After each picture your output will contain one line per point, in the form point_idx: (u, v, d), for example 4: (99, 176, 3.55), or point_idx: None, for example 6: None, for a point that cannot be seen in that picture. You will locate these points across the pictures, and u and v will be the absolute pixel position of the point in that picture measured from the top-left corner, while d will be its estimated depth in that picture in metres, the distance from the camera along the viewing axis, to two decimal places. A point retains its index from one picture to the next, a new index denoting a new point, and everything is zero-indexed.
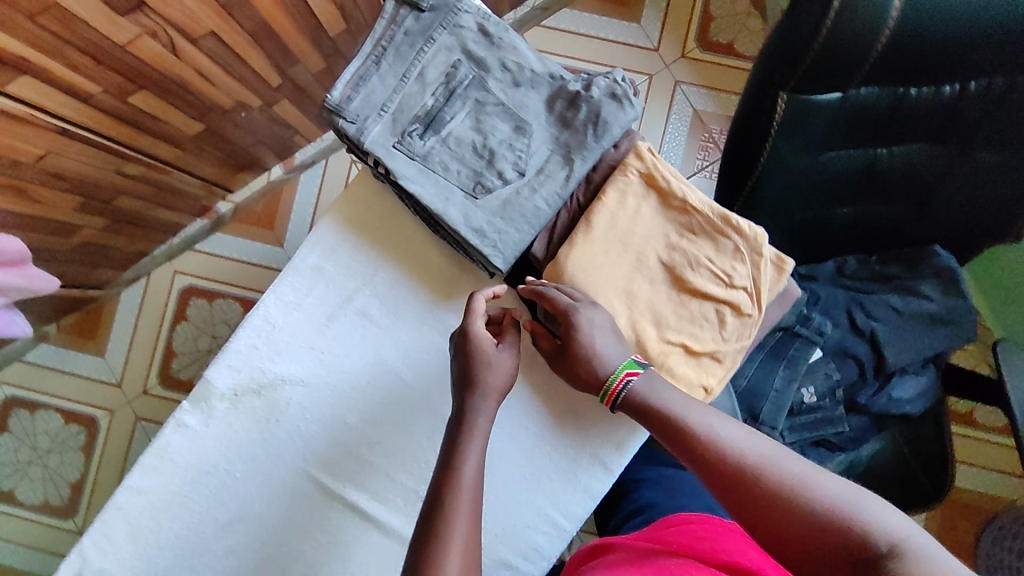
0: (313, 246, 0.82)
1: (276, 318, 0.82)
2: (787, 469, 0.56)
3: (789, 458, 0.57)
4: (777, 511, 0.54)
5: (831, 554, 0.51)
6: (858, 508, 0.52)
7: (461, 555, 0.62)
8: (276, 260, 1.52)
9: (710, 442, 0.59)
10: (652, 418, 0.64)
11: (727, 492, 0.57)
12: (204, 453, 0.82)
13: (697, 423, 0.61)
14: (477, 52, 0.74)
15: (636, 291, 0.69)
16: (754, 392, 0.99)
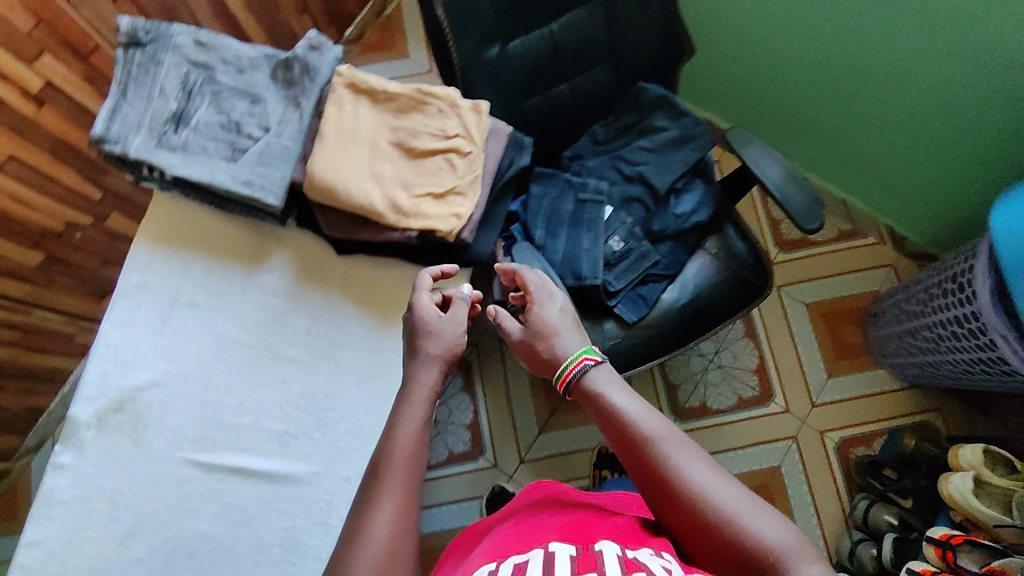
0: (131, 268, 0.93)
1: (118, 339, 0.91)
2: (701, 472, 0.71)
3: (700, 460, 0.72)
4: (687, 502, 0.69)
5: (721, 546, 0.67)
6: (752, 516, 0.67)
7: (393, 508, 0.64)
8: None
9: (643, 437, 0.74)
10: (602, 410, 0.79)
11: (648, 479, 0.72)
12: (87, 483, 0.87)
13: (635, 420, 0.76)
14: (199, 58, 0.90)
15: (382, 170, 0.84)
16: (572, 258, 1.14)
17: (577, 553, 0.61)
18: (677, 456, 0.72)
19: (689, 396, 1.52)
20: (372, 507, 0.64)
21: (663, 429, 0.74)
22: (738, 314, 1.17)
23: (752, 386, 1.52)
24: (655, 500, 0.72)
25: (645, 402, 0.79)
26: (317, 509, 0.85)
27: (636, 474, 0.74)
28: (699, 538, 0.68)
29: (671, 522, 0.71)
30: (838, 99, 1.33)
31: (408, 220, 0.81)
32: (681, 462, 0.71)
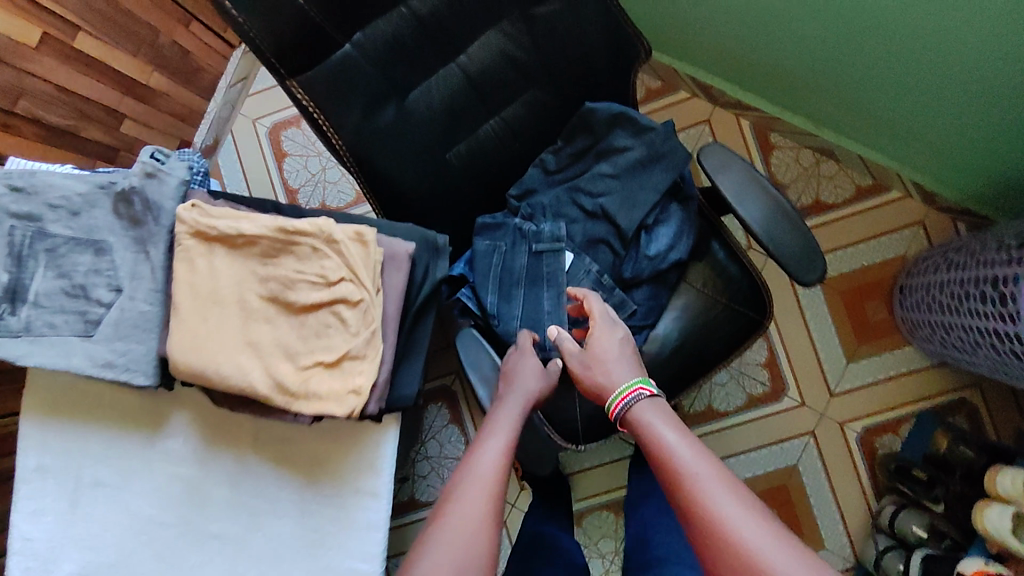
0: (24, 450, 0.82)
1: (29, 531, 0.82)
2: (747, 519, 0.64)
3: (744, 509, 0.66)
4: (727, 551, 0.63)
5: None
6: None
7: (464, 523, 0.69)
8: None
9: (683, 474, 0.70)
10: (648, 443, 0.76)
11: (689, 521, 0.68)
12: None
13: (679, 456, 0.71)
14: (21, 208, 0.72)
15: (257, 337, 0.68)
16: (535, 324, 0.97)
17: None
18: (719, 499, 0.66)
19: (694, 402, 1.39)
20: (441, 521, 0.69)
21: (705, 470, 0.69)
22: (732, 357, 1.03)
23: (762, 382, 1.38)
24: (698, 546, 0.66)
25: (693, 437, 0.74)
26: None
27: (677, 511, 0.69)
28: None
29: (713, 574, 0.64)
30: (842, 55, 1.06)
31: (298, 402, 0.66)
32: (724, 504, 0.66)
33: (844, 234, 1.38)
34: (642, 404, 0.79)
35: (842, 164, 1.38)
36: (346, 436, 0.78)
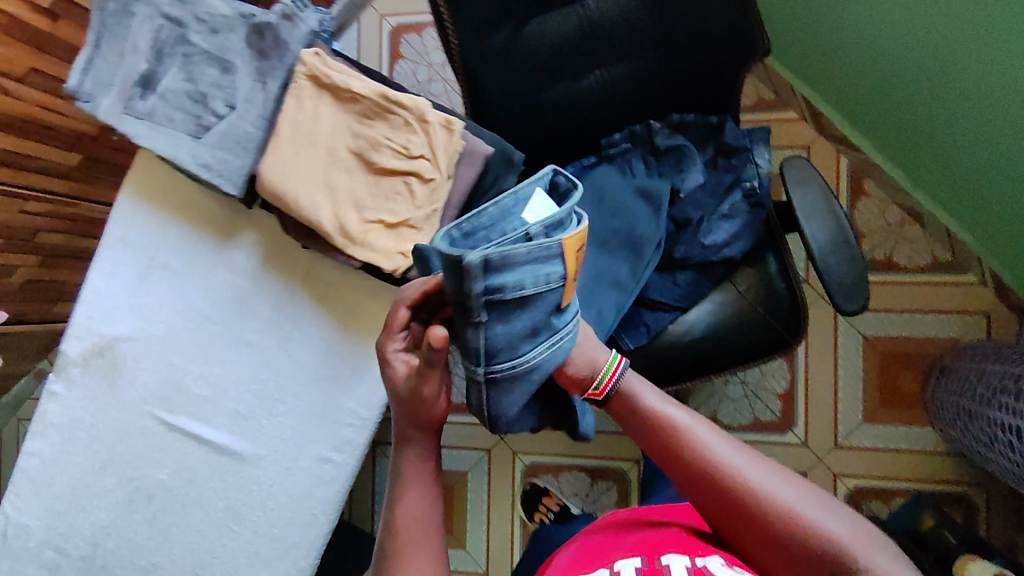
0: (115, 220, 0.94)
1: (102, 287, 0.94)
2: (779, 487, 0.65)
3: (757, 467, 0.67)
4: (762, 524, 0.64)
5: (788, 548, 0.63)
6: (837, 527, 0.63)
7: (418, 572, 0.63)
8: None
9: (699, 456, 0.68)
10: (637, 414, 0.71)
11: (707, 500, 0.67)
12: (72, 412, 0.95)
13: (682, 427, 0.69)
14: (173, 13, 0.82)
15: (335, 183, 0.76)
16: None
17: (641, 565, 0.62)
18: (744, 468, 0.66)
19: (701, 405, 1.41)
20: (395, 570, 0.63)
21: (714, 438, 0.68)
22: (751, 362, 1.04)
23: (773, 411, 1.39)
24: (719, 512, 0.66)
25: (683, 404, 0.72)
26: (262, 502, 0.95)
27: (692, 490, 0.68)
28: (777, 565, 0.64)
29: (743, 543, 0.66)
30: (961, 115, 1.05)
31: (354, 249, 0.74)
32: (753, 476, 0.66)
33: (900, 298, 1.36)
34: (625, 384, 0.71)
35: (926, 231, 1.35)
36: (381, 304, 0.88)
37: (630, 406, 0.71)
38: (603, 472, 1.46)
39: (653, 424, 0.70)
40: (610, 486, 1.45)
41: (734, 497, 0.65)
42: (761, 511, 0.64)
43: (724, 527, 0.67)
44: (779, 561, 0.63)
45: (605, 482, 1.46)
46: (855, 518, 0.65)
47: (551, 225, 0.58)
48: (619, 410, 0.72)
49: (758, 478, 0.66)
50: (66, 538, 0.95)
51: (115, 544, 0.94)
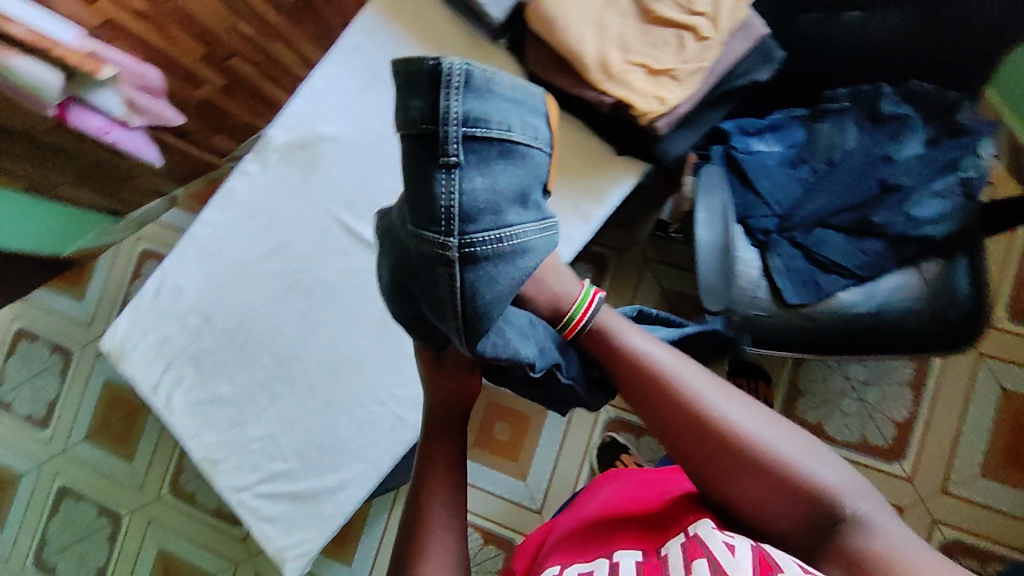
0: (357, 27, 0.97)
1: (324, 88, 0.98)
2: (762, 430, 0.65)
3: (745, 414, 0.66)
4: (731, 468, 0.64)
5: (772, 497, 0.62)
6: (825, 473, 0.62)
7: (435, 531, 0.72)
8: None
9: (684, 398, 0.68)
10: (617, 351, 0.73)
11: (685, 440, 0.67)
12: (258, 194, 0.98)
13: (662, 365, 0.70)
14: None
15: (606, 22, 0.78)
16: (769, 196, 1.03)
17: (642, 559, 0.65)
18: (727, 411, 0.66)
19: (809, 409, 1.35)
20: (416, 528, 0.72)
21: (698, 380, 0.69)
22: (916, 355, 0.99)
23: (884, 437, 1.33)
24: (693, 459, 0.66)
25: (661, 344, 0.73)
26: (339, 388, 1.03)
27: (665, 433, 0.68)
28: (754, 505, 0.63)
29: (722, 482, 0.65)
30: None
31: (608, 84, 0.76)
32: (734, 420, 0.66)
33: None
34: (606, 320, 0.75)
35: None
36: (593, 165, 0.87)
37: (611, 343, 0.74)
38: None
39: (634, 362, 0.72)
40: None
41: (712, 441, 0.65)
42: (742, 450, 0.64)
43: (701, 477, 0.66)
44: (755, 500, 0.63)
45: None
46: (841, 465, 0.64)
47: (472, 118, 0.64)
48: (600, 352, 0.74)
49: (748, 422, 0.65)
50: (215, 309, 0.98)
51: (262, 326, 0.97)
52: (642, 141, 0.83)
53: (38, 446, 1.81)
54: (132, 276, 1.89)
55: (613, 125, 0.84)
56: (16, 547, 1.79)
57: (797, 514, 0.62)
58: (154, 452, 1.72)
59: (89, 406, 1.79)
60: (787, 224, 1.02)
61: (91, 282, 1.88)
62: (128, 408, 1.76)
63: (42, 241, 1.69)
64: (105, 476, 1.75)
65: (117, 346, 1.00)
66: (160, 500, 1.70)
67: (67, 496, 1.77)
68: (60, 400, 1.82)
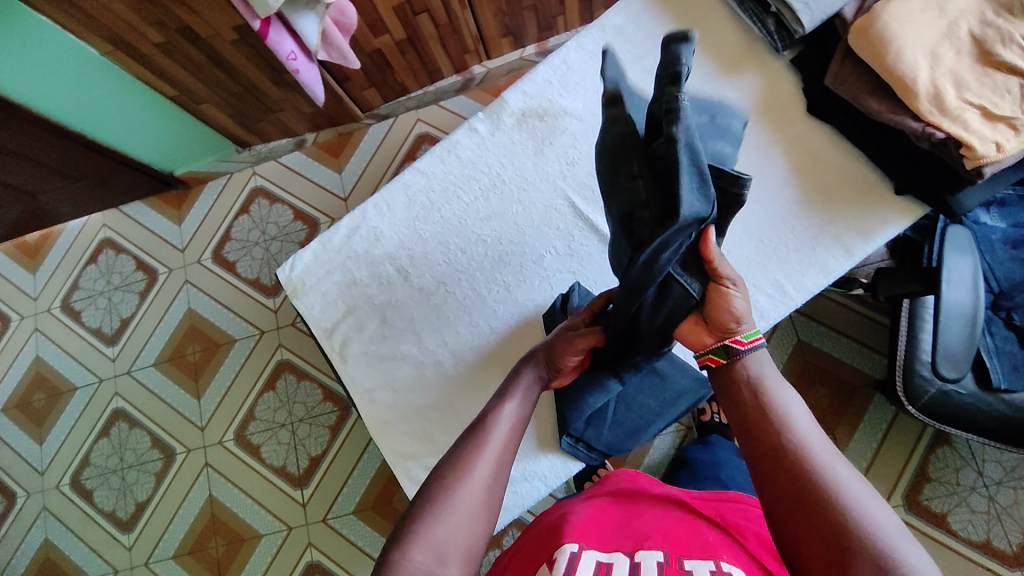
0: (622, 8, 0.93)
1: (575, 63, 0.94)
2: (851, 487, 0.61)
3: (846, 479, 0.62)
4: (813, 519, 0.60)
5: (841, 562, 0.57)
6: (909, 555, 0.57)
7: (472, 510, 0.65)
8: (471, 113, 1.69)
9: (786, 428, 0.66)
10: (747, 390, 0.71)
11: (778, 475, 0.64)
12: (483, 154, 0.94)
13: (781, 409, 0.68)
14: None
15: (941, 54, 0.73)
16: (987, 273, 0.99)
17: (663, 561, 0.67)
18: (829, 469, 0.62)
19: (935, 498, 1.31)
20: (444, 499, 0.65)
21: (811, 434, 0.65)
22: None
23: (1009, 542, 1.28)
24: (776, 496, 0.63)
25: (793, 398, 0.70)
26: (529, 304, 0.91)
27: (757, 467, 0.66)
28: (816, 562, 0.59)
29: (795, 530, 0.61)
30: None
31: (940, 116, 0.70)
32: (835, 478, 0.61)
33: None
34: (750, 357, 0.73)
35: None
36: (869, 196, 0.82)
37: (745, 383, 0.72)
38: None
39: (758, 399, 0.70)
40: None
41: (804, 487, 0.62)
42: (821, 493, 0.60)
43: (778, 517, 0.63)
44: (824, 554, 0.58)
45: None
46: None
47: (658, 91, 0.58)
48: (730, 391, 0.72)
49: (844, 481, 0.61)
50: (412, 264, 0.93)
51: (461, 292, 0.92)
52: (943, 175, 0.75)
53: (102, 362, 1.74)
54: (237, 211, 1.75)
55: (908, 154, 0.78)
56: (53, 462, 1.70)
57: None
58: (226, 393, 1.65)
59: (164, 332, 1.72)
60: (1002, 302, 0.98)
61: (191, 209, 1.78)
62: (205, 343, 1.69)
63: (161, 156, 1.63)
64: (167, 407, 1.67)
65: (295, 279, 0.95)
66: (222, 444, 1.62)
67: (121, 419, 1.69)
68: (135, 320, 1.74)
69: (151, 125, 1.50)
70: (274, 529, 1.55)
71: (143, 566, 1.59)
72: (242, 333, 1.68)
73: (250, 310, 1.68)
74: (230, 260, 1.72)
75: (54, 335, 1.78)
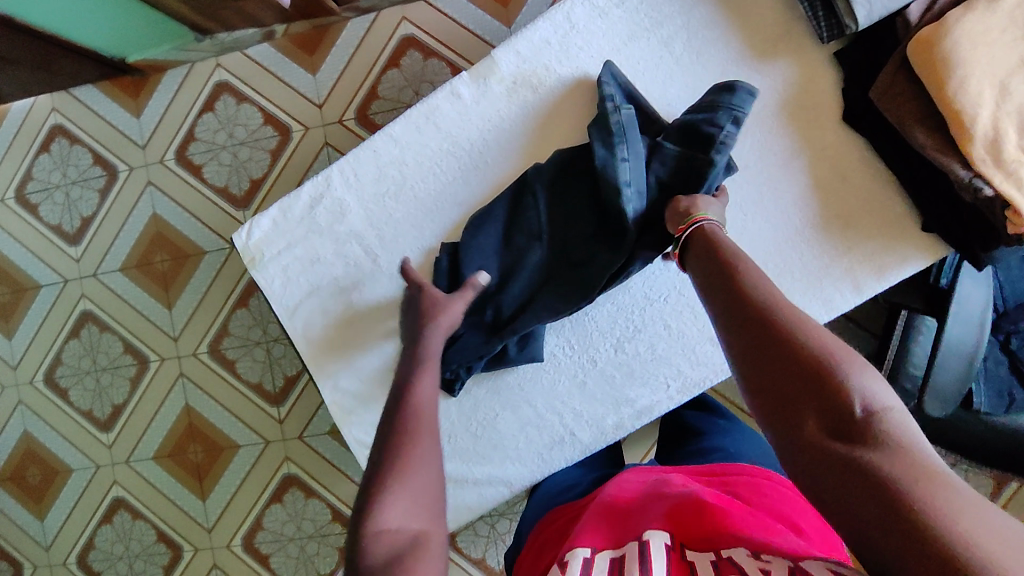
0: None
1: (580, 23, 0.88)
2: (813, 328, 0.58)
3: (802, 315, 0.59)
4: (765, 359, 0.58)
5: (798, 396, 0.55)
6: (865, 379, 0.55)
7: (415, 481, 0.62)
8: (465, 16, 1.48)
9: (745, 277, 0.63)
10: (711, 250, 0.69)
11: (736, 325, 0.62)
12: (466, 123, 0.88)
13: (739, 260, 0.66)
14: None
15: (1012, 86, 0.74)
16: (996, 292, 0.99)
17: (671, 544, 0.60)
18: (780, 306, 0.60)
19: None
20: (390, 476, 0.62)
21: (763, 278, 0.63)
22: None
23: None
24: (733, 338, 0.61)
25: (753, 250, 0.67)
26: (565, 376, 0.82)
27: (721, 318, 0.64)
28: (769, 401, 0.57)
29: (751, 374, 0.59)
30: None
31: (992, 169, 0.73)
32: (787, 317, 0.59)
33: None
34: (713, 227, 0.71)
35: None
36: (896, 233, 0.88)
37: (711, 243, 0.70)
38: None
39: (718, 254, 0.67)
40: None
41: (759, 325, 0.60)
42: (777, 333, 0.57)
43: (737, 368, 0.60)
44: (783, 393, 0.56)
45: None
46: (896, 400, 0.54)
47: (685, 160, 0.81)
48: (697, 255, 0.70)
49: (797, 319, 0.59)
50: (381, 244, 0.88)
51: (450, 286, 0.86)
52: (983, 229, 0.78)
53: (66, 262, 1.66)
54: (200, 108, 1.58)
55: (947, 199, 0.82)
56: (25, 358, 1.69)
57: (821, 420, 0.54)
58: (197, 306, 1.61)
59: (129, 236, 1.62)
60: (1004, 324, 0.98)
61: (151, 100, 1.60)
62: (173, 252, 1.61)
63: (109, 40, 1.42)
64: (137, 315, 1.63)
65: (254, 248, 0.87)
66: (195, 356, 1.61)
67: (90, 322, 1.65)
68: (97, 220, 1.64)
69: (93, 9, 1.29)
70: (250, 441, 1.60)
71: (124, 464, 1.65)
72: (212, 245, 1.59)
73: (221, 221, 1.58)
74: (195, 163, 1.59)
75: (10, 228, 1.67)
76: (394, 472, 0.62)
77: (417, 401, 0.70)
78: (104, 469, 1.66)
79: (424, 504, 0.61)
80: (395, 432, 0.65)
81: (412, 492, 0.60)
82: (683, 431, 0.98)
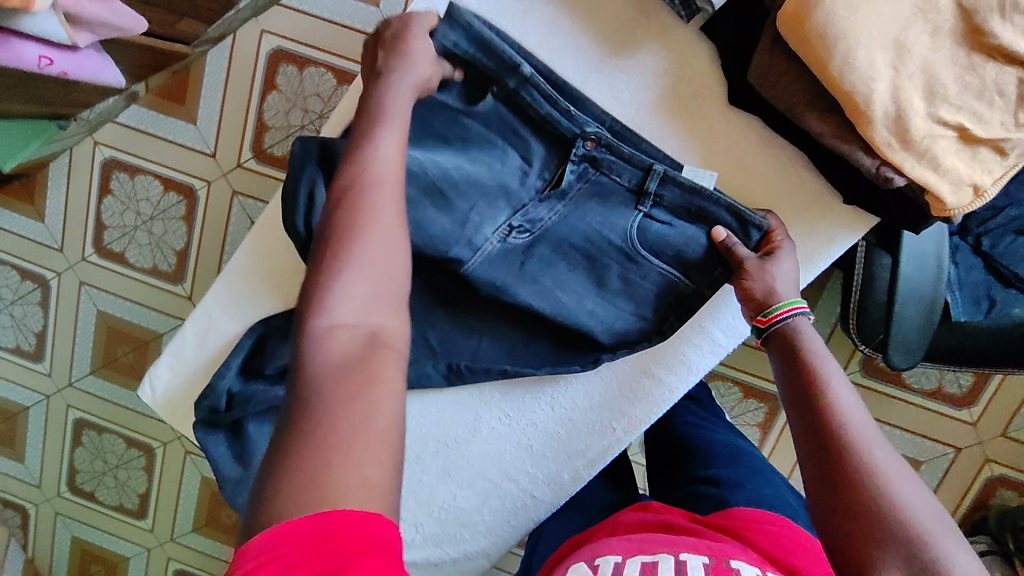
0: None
1: None
2: (903, 481, 0.57)
3: (888, 457, 0.59)
4: (858, 500, 0.57)
5: (887, 548, 0.55)
6: (952, 545, 0.55)
7: (361, 275, 0.55)
8: (324, 8, 1.31)
9: (832, 407, 0.62)
10: (796, 362, 0.65)
11: (818, 455, 0.60)
12: None
13: (826, 382, 0.63)
14: None
15: (909, 42, 0.63)
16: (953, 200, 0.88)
17: (710, 560, 0.60)
18: (870, 446, 0.59)
19: None
20: (333, 272, 0.54)
21: (853, 407, 0.62)
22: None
23: (960, 386, 1.31)
24: (817, 470, 0.60)
25: (844, 375, 0.65)
26: (511, 445, 0.78)
27: (804, 442, 0.62)
28: (850, 544, 0.57)
29: (839, 511, 0.58)
30: None
31: (902, 154, 0.64)
32: (879, 459, 0.58)
33: None
34: (797, 320, 0.68)
35: None
36: (812, 208, 0.76)
37: (792, 346, 0.67)
38: (765, 398, 1.34)
39: (803, 367, 0.65)
40: (760, 407, 1.35)
41: (848, 463, 0.59)
42: (860, 482, 0.57)
43: (816, 500, 0.60)
44: (868, 540, 0.56)
45: (755, 403, 1.35)
46: (978, 567, 0.55)
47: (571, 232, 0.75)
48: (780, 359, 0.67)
49: (884, 463, 0.58)
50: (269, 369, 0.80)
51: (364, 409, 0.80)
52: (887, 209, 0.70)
53: (39, 379, 1.64)
54: (98, 192, 1.49)
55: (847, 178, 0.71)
56: (45, 475, 1.72)
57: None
58: None
59: (85, 339, 1.59)
60: (972, 226, 0.88)
61: (48, 200, 1.51)
62: (131, 342, 1.57)
63: None
64: (125, 410, 1.63)
65: (163, 401, 0.81)
66: None
67: (86, 427, 1.66)
68: (49, 332, 1.60)
69: None
70: None
71: (171, 541, 1.72)
72: (165, 325, 1.54)
73: (164, 301, 1.52)
74: (116, 251, 1.51)
75: None
76: (341, 249, 0.55)
77: (376, 174, 0.59)
78: (156, 550, 1.73)
79: (383, 299, 0.55)
80: (331, 219, 0.57)
81: (369, 270, 0.55)
82: (679, 448, 0.94)
